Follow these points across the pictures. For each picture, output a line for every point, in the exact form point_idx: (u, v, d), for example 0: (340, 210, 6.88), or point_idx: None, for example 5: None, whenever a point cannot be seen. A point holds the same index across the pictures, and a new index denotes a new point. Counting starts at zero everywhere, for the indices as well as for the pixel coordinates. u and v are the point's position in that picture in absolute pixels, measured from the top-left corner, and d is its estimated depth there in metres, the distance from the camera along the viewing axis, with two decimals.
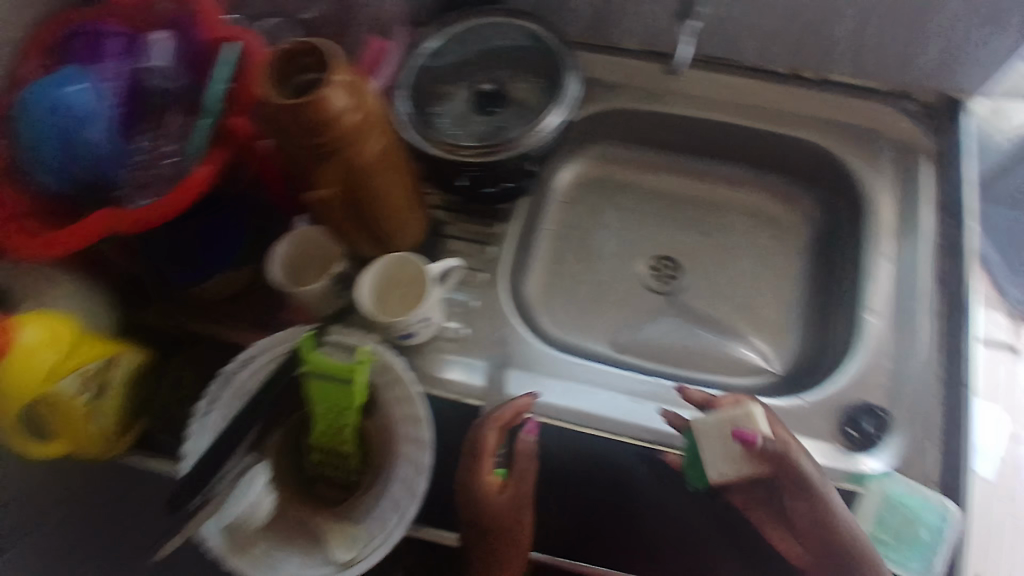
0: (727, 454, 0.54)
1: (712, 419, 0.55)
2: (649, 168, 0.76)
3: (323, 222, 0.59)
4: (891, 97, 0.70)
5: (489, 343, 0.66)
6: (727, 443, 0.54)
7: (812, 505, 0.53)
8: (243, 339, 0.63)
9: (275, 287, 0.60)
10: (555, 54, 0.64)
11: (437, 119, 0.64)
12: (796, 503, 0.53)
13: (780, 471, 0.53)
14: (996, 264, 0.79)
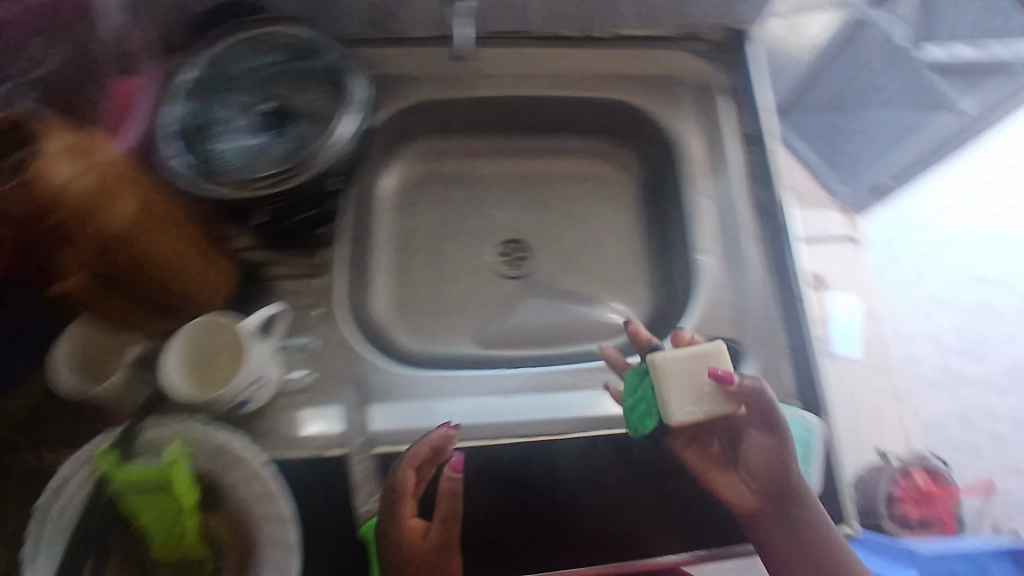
0: (699, 394, 0.54)
1: (683, 356, 0.54)
2: (479, 159, 0.76)
3: (107, 301, 0.52)
4: (681, 40, 0.72)
5: (342, 382, 0.61)
6: (699, 383, 0.54)
7: (768, 442, 0.56)
8: (54, 459, 0.55)
9: (65, 393, 0.54)
10: (337, 61, 0.61)
11: (220, 154, 0.57)
12: (752, 439, 0.56)
13: (749, 411, 0.56)
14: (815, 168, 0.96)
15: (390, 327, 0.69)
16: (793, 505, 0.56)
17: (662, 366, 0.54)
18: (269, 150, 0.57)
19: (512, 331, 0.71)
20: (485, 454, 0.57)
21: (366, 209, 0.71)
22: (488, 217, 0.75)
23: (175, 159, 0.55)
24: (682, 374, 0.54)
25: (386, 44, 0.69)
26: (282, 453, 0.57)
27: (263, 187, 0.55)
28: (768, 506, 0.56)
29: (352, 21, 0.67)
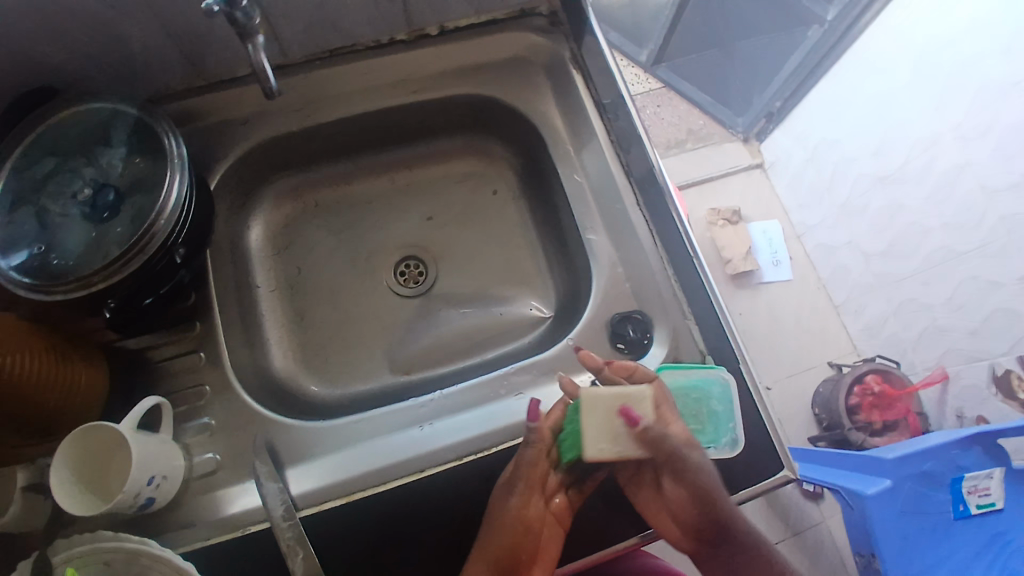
0: (614, 434, 0.50)
1: (606, 393, 0.51)
2: (350, 185, 0.75)
3: None
4: (515, 19, 0.69)
5: (251, 455, 0.57)
6: (617, 423, 0.51)
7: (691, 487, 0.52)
8: None
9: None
10: (149, 123, 0.57)
11: (52, 255, 0.53)
12: (673, 487, 0.52)
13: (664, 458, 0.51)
14: None
15: (298, 376, 0.68)
16: (731, 544, 0.53)
17: (585, 402, 0.50)
18: (106, 237, 0.53)
19: (424, 351, 0.70)
20: (413, 491, 0.55)
21: (242, 265, 0.68)
22: (378, 241, 0.75)
23: (4, 280, 0.51)
24: (603, 412, 0.51)
25: (209, 90, 0.64)
26: (207, 540, 0.53)
27: (103, 277, 0.50)
28: (704, 550, 0.54)
29: (163, 77, 0.62)
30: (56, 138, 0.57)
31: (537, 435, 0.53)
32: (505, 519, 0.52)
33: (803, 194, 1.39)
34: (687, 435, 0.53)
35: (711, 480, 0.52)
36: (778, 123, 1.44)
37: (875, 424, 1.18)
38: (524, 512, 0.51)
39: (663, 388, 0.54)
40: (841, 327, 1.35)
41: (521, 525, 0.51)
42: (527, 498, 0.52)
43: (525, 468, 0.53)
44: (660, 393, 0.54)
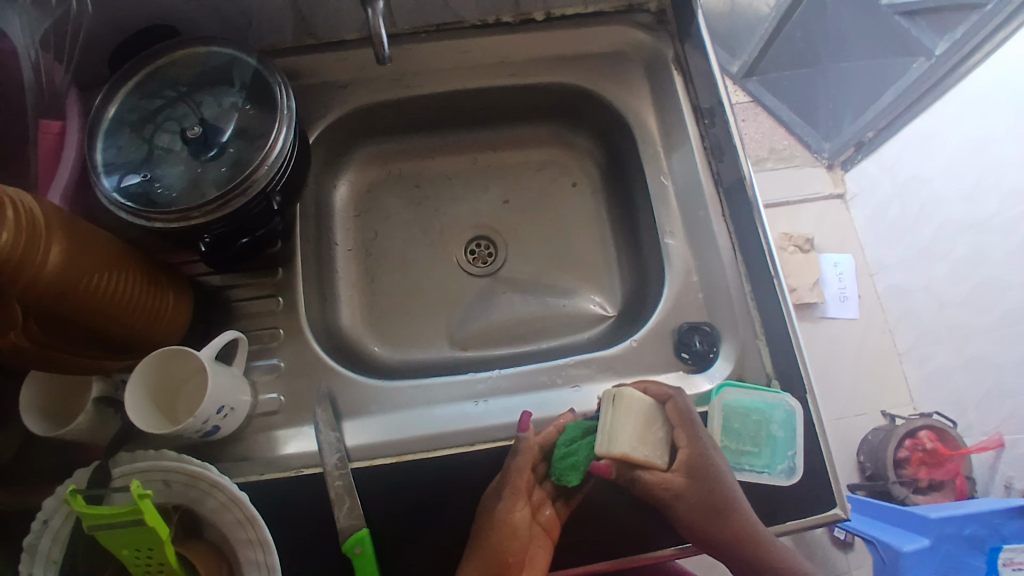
0: (649, 439, 0.53)
1: (640, 398, 0.54)
2: (435, 159, 0.77)
3: (44, 364, 0.49)
4: (622, 14, 0.69)
5: (312, 402, 0.60)
6: (656, 428, 0.54)
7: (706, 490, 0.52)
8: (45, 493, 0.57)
9: (51, 435, 0.55)
10: (263, 75, 0.59)
11: (157, 186, 0.56)
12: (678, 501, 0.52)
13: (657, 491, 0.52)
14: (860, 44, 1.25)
15: (359, 335, 0.69)
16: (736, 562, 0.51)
17: (622, 402, 0.54)
18: (206, 177, 0.56)
19: (483, 330, 0.71)
20: (457, 462, 0.56)
21: (324, 221, 0.71)
22: (453, 217, 0.76)
23: (109, 201, 0.54)
24: (636, 416, 0.54)
25: (317, 50, 0.67)
26: (261, 475, 0.56)
27: (202, 214, 0.53)
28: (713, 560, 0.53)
29: (275, 32, 0.64)
30: (174, 77, 0.60)
31: (525, 444, 0.54)
32: (495, 523, 0.52)
33: (882, 231, 1.33)
34: (694, 455, 0.53)
35: (711, 495, 0.52)
36: (867, 154, 1.39)
37: (921, 481, 1.15)
38: (510, 517, 0.52)
39: (688, 410, 0.54)
40: (903, 375, 1.29)
41: (508, 529, 0.51)
42: (513, 505, 0.52)
43: (512, 475, 0.54)
44: (677, 414, 0.54)
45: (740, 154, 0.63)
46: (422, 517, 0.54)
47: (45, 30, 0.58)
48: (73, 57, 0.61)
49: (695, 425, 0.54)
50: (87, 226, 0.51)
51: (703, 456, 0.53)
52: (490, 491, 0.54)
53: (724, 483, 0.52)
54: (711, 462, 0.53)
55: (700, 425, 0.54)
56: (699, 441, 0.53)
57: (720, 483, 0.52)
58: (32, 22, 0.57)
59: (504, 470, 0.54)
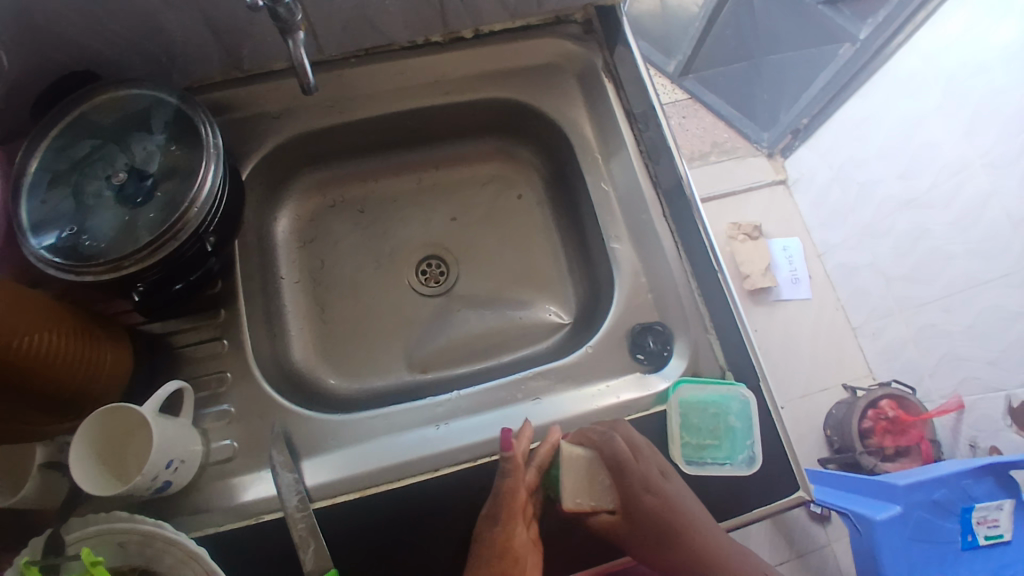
0: (593, 488, 0.53)
1: (589, 452, 0.54)
2: (377, 182, 0.76)
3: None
4: (551, 25, 0.70)
5: (267, 444, 0.58)
6: (599, 479, 0.53)
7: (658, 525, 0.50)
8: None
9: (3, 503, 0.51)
10: (187, 112, 0.57)
11: (87, 237, 0.54)
12: (636, 542, 0.51)
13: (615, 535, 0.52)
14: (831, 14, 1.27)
15: (312, 369, 0.68)
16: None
17: (561, 458, 0.53)
18: (137, 224, 0.54)
19: (441, 350, 0.71)
20: (422, 488, 0.55)
21: (267, 256, 0.70)
22: (401, 240, 0.75)
23: (36, 258, 0.51)
24: (583, 468, 0.53)
25: (246, 83, 0.66)
26: (220, 526, 0.54)
27: (133, 262, 0.51)
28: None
29: (200, 68, 0.63)
30: (97, 122, 0.58)
31: (513, 464, 0.51)
32: (491, 551, 0.48)
33: (825, 214, 1.38)
34: (630, 499, 0.51)
35: (662, 531, 0.50)
36: (804, 140, 1.43)
37: (887, 449, 1.17)
38: (509, 541, 0.49)
39: (619, 453, 0.52)
40: (858, 349, 1.33)
41: (509, 558, 0.48)
42: (513, 530, 0.49)
43: (507, 499, 0.51)
44: (612, 460, 0.52)
45: (677, 158, 0.64)
46: (392, 549, 0.53)
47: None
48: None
49: (626, 468, 0.51)
50: (25, 289, 0.50)
51: (635, 499, 0.51)
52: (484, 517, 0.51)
53: (676, 515, 0.50)
54: (646, 504, 0.51)
55: (634, 465, 0.52)
56: (631, 485, 0.51)
57: (676, 515, 0.50)
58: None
59: (494, 495, 0.52)
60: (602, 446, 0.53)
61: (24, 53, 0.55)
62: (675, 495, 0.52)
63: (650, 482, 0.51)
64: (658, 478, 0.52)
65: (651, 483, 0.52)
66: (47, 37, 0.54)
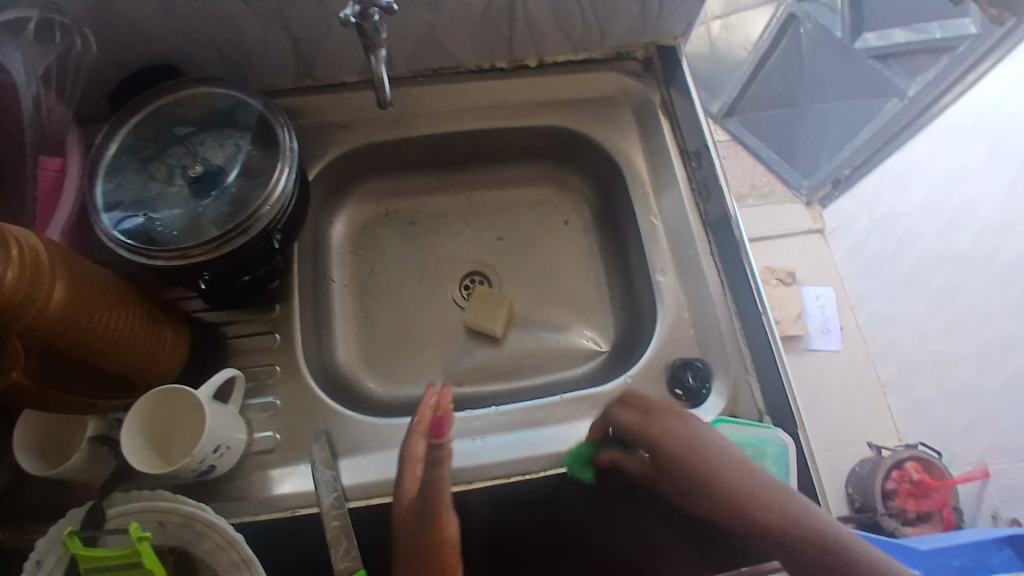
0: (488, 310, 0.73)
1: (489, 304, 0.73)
2: (429, 197, 0.79)
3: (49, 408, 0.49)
4: (610, 61, 0.73)
5: (309, 440, 0.60)
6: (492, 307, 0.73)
7: (675, 463, 0.53)
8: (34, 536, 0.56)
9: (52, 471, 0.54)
10: (264, 115, 0.61)
11: (157, 223, 0.56)
12: (677, 487, 0.53)
13: (666, 482, 0.54)
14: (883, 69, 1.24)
15: (354, 372, 0.70)
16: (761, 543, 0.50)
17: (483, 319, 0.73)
18: (204, 216, 0.57)
19: (479, 365, 0.72)
20: (454, 498, 0.56)
21: (321, 258, 0.72)
22: (447, 254, 0.77)
23: (109, 238, 0.54)
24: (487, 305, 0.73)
25: (318, 91, 0.69)
26: (257, 515, 0.56)
27: (201, 252, 0.53)
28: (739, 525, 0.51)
29: (276, 74, 0.67)
30: (173, 115, 0.61)
31: (443, 452, 0.55)
32: (418, 539, 0.52)
33: (861, 265, 1.37)
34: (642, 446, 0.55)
35: (682, 469, 0.53)
36: (844, 190, 1.44)
37: (909, 513, 1.14)
38: (443, 532, 0.53)
39: (618, 413, 0.58)
40: (886, 406, 1.31)
41: (438, 544, 0.52)
42: (444, 520, 0.53)
43: (433, 492, 0.53)
44: (629, 409, 0.57)
45: (730, 210, 0.66)
46: None
47: (47, 65, 0.58)
48: (71, 91, 0.62)
49: (635, 423, 0.56)
50: (13, 226, 0.44)
51: (654, 446, 0.54)
52: (407, 506, 0.53)
53: (690, 454, 0.53)
54: (664, 448, 0.54)
55: (645, 420, 0.56)
56: (643, 433, 0.55)
57: (692, 450, 0.53)
58: (33, 59, 0.57)
59: (419, 490, 0.54)
60: (620, 403, 0.58)
61: (113, 39, 0.59)
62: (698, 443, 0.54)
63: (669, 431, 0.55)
64: (673, 422, 0.56)
65: (665, 426, 0.55)
66: (136, 29, 0.58)
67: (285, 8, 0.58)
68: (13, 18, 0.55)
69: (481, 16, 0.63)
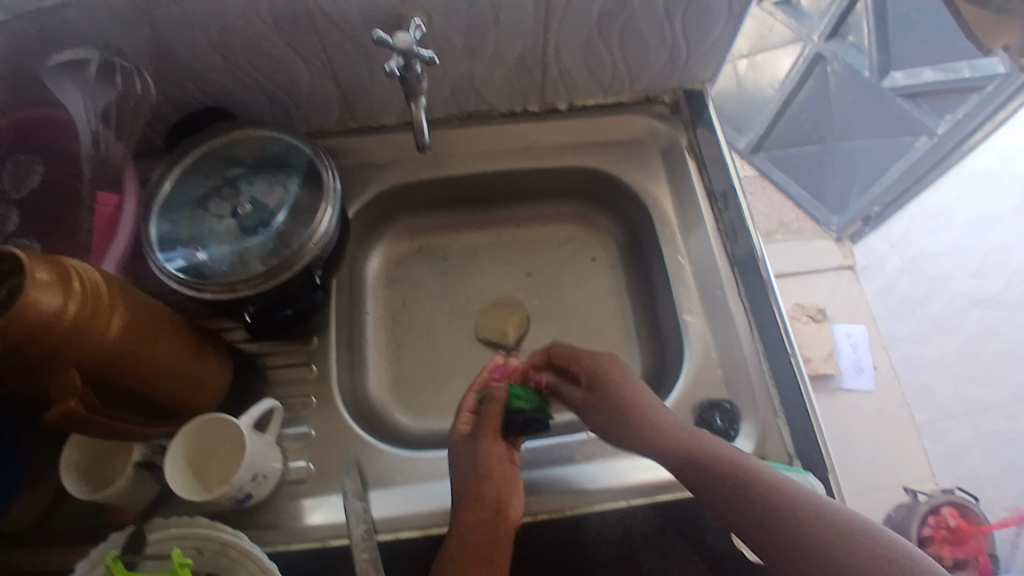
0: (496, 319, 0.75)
1: (492, 316, 0.76)
2: (460, 233, 0.81)
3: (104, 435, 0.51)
4: (638, 104, 0.75)
5: (341, 471, 0.61)
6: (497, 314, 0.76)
7: (608, 396, 0.58)
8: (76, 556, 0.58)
9: (93, 495, 0.56)
10: (309, 156, 0.64)
11: (206, 257, 0.59)
12: (604, 419, 0.58)
13: (597, 413, 0.59)
14: (913, 108, 1.25)
15: (384, 403, 0.71)
16: (765, 547, 0.45)
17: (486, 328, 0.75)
18: (249, 252, 0.59)
19: None
20: None
21: (356, 292, 0.75)
22: (477, 289, 0.79)
23: (160, 271, 0.57)
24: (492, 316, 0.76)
25: (358, 133, 0.73)
26: (288, 545, 0.57)
27: (247, 286, 0.56)
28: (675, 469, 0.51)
29: (319, 116, 0.70)
30: (224, 155, 0.65)
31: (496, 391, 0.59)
32: (471, 458, 0.56)
33: (893, 304, 1.35)
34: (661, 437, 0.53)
35: (615, 404, 0.57)
36: (875, 227, 1.43)
37: (945, 560, 1.07)
38: (490, 451, 0.56)
39: (560, 350, 0.65)
40: (921, 448, 1.28)
41: (486, 461, 0.55)
42: (496, 441, 0.57)
43: (487, 421, 0.58)
44: (564, 356, 0.64)
45: (757, 249, 0.66)
46: None
47: (105, 101, 0.62)
48: (126, 127, 0.66)
49: (576, 362, 0.63)
50: (77, 261, 0.47)
51: (592, 387, 0.60)
52: (461, 436, 0.58)
53: (623, 391, 0.58)
54: (600, 386, 0.60)
55: (581, 362, 0.62)
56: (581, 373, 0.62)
57: (622, 392, 0.58)
58: (91, 93, 0.61)
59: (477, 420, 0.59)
60: (557, 352, 0.65)
61: (169, 81, 0.62)
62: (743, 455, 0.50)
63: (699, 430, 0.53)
64: (612, 367, 0.61)
65: (599, 363, 0.61)
66: (190, 71, 0.62)
67: (332, 57, 0.61)
68: (76, 59, 0.59)
69: (515, 63, 0.66)
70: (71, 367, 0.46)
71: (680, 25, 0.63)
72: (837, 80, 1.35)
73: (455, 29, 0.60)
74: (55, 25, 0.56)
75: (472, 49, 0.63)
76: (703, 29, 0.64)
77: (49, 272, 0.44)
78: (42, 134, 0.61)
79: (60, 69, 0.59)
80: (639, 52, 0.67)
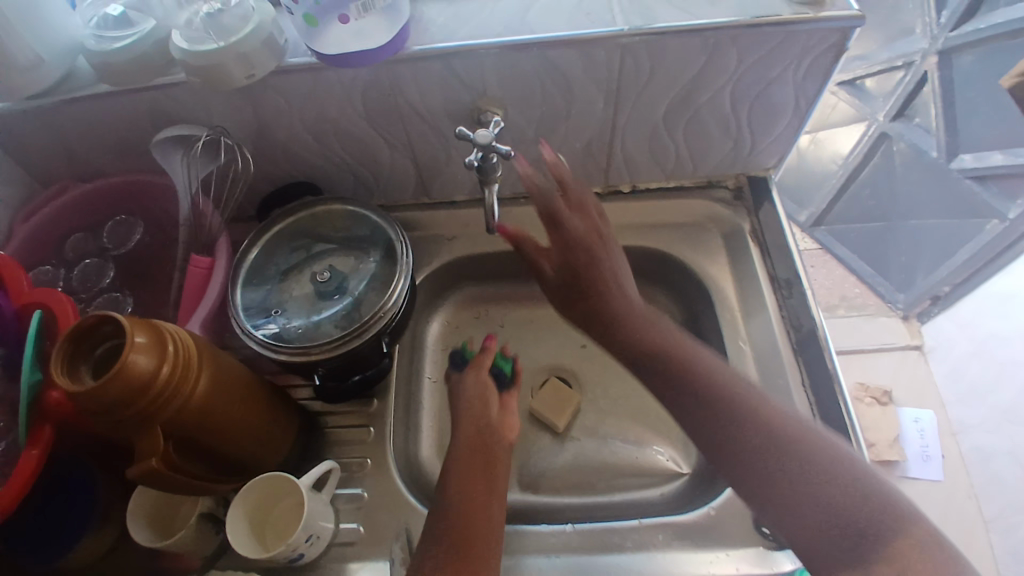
0: (551, 404, 0.75)
1: (547, 399, 0.75)
2: (518, 303, 0.83)
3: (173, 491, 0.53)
4: (700, 189, 0.76)
5: (390, 538, 0.62)
6: (553, 398, 0.75)
7: (583, 265, 0.61)
8: None
9: (158, 545, 0.58)
10: (385, 229, 0.67)
11: (285, 322, 0.63)
12: (577, 300, 0.63)
13: (570, 286, 0.63)
14: (983, 191, 1.22)
15: (435, 469, 0.72)
16: (755, 473, 0.53)
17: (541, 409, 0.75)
18: (324, 318, 0.63)
19: (556, 475, 0.73)
20: None
21: (416, 355, 0.77)
22: (532, 358, 0.80)
23: (243, 334, 0.60)
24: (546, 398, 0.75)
25: (430, 208, 0.77)
26: None
27: (320, 351, 0.59)
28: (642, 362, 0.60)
29: (397, 192, 0.75)
30: (307, 225, 0.70)
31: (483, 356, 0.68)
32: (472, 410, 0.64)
33: (962, 388, 1.30)
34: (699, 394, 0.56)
35: (591, 285, 0.62)
36: (944, 308, 1.40)
37: None
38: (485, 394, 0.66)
39: (550, 203, 0.62)
40: (987, 545, 1.17)
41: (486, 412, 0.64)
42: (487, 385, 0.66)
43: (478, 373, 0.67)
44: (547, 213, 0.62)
45: (824, 345, 0.65)
46: None
47: (207, 171, 0.67)
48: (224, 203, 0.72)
49: (563, 223, 0.61)
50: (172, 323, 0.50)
51: (574, 253, 0.61)
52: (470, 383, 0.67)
53: (608, 273, 0.62)
54: (582, 258, 0.61)
55: (569, 220, 0.61)
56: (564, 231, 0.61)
57: (608, 275, 0.62)
58: (196, 165, 0.65)
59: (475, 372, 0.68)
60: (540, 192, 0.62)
61: (263, 156, 0.68)
62: (796, 418, 0.54)
63: (746, 386, 0.56)
64: (597, 243, 0.62)
65: (587, 248, 0.61)
66: (284, 149, 0.67)
67: (413, 140, 0.66)
68: (187, 136, 0.62)
69: (583, 150, 0.69)
70: (157, 425, 0.48)
71: (746, 119, 0.65)
72: (903, 160, 1.35)
73: (528, 119, 0.64)
74: (166, 108, 0.62)
75: (544, 137, 0.66)
76: (770, 123, 0.66)
77: (149, 335, 0.47)
78: (136, 197, 0.70)
79: (167, 143, 0.63)
80: (704, 143, 0.69)
